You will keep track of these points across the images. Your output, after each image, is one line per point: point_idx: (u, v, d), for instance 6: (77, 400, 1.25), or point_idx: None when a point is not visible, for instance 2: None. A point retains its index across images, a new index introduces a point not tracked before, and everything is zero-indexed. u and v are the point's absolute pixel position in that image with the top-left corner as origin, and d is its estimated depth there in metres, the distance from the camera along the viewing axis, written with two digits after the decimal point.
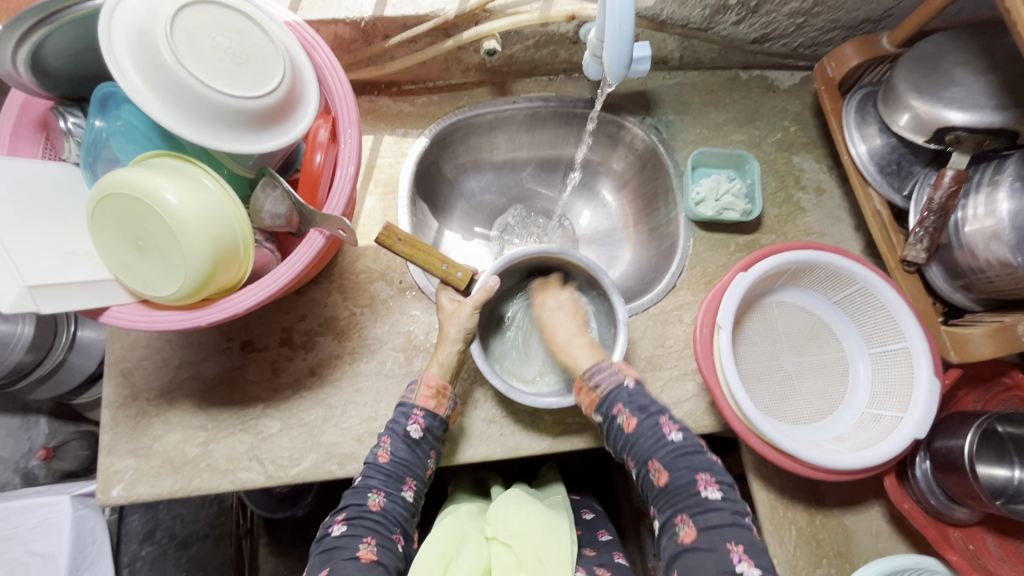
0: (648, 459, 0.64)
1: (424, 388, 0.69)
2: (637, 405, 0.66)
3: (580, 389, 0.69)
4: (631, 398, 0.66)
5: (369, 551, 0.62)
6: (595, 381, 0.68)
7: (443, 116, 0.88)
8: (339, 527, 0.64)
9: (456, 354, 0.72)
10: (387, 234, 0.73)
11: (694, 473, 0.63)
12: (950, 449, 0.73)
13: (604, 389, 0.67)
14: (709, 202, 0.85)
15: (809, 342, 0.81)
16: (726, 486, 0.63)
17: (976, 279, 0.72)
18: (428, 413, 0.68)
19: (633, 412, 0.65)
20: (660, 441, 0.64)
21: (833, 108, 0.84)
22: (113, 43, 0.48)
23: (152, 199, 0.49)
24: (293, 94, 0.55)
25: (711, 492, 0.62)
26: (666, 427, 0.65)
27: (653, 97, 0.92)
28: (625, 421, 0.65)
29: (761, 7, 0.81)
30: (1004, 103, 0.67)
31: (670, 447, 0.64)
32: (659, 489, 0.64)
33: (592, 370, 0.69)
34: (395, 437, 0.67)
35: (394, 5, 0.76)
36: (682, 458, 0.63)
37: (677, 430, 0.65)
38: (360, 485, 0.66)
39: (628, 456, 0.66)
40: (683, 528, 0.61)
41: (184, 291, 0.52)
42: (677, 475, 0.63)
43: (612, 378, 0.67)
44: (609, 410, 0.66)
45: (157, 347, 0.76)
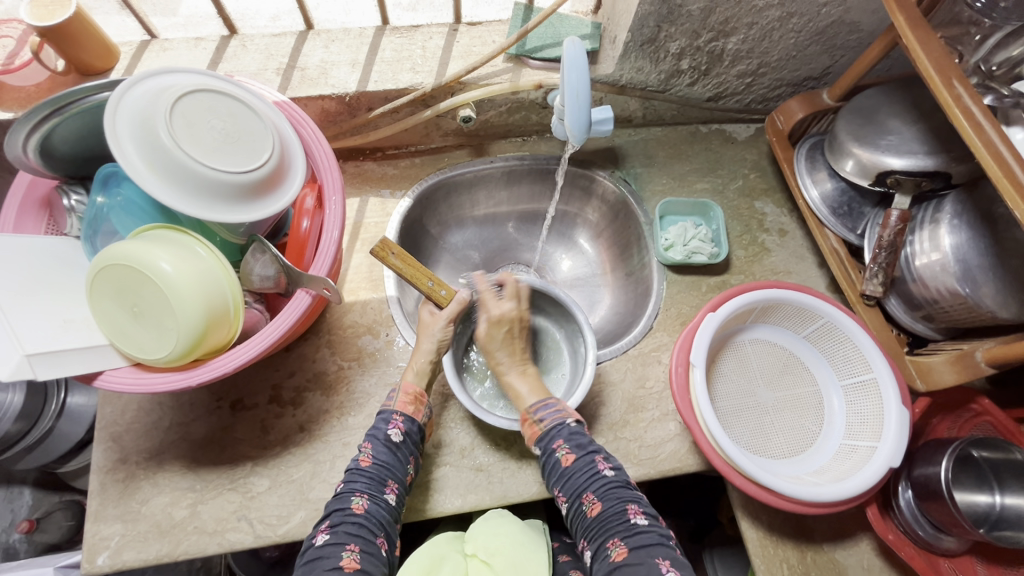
0: (582, 493, 0.67)
1: (401, 395, 0.73)
2: (575, 442, 0.69)
3: (524, 421, 0.72)
4: (571, 436, 0.70)
5: (352, 559, 0.61)
6: (540, 416, 0.71)
7: (425, 176, 0.95)
8: (322, 536, 0.63)
9: (429, 363, 0.75)
10: (382, 248, 0.75)
11: (624, 503, 0.65)
12: (928, 477, 0.74)
13: (546, 424, 0.71)
14: (678, 247, 0.90)
15: (783, 377, 0.83)
16: (652, 515, 0.65)
17: (932, 309, 0.77)
18: (407, 418, 0.71)
19: (571, 448, 0.68)
20: (595, 477, 0.67)
21: (785, 157, 0.91)
22: (117, 129, 0.53)
23: (147, 268, 0.53)
24: (282, 167, 0.60)
25: (639, 518, 0.64)
26: (601, 464, 0.68)
27: (621, 153, 0.99)
28: (563, 456, 0.68)
29: (711, 70, 0.89)
30: (935, 148, 0.73)
31: (605, 481, 0.67)
32: (594, 520, 0.65)
33: (536, 405, 0.73)
34: (376, 441, 0.69)
35: (376, 81, 0.83)
36: (616, 489, 0.66)
37: (611, 467, 0.68)
38: (342, 491, 0.66)
39: (564, 491, 0.68)
40: (615, 550, 0.62)
41: (176, 354, 0.54)
42: (609, 506, 0.65)
43: (555, 414, 0.71)
44: (550, 445, 0.69)
45: (148, 409, 0.77)
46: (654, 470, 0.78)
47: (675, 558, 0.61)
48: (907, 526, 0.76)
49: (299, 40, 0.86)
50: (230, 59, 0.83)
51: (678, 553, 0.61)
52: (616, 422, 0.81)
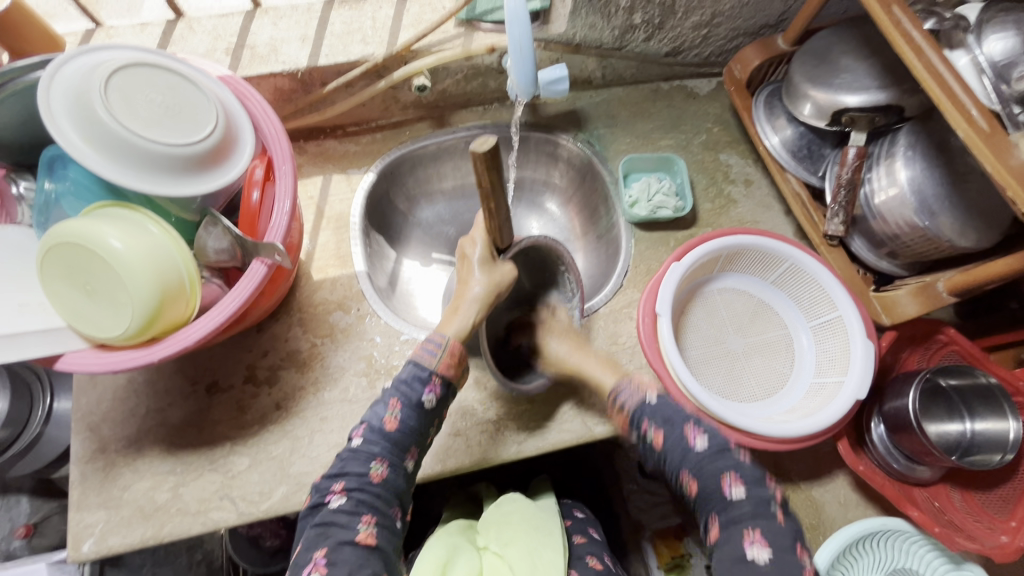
0: (677, 471, 0.64)
1: (445, 355, 0.69)
2: (661, 417, 0.67)
3: (612, 412, 0.72)
4: (654, 411, 0.68)
5: (368, 533, 0.60)
6: (621, 403, 0.70)
7: (388, 151, 0.94)
8: (338, 498, 0.62)
9: (475, 318, 0.73)
10: (480, 159, 0.55)
11: (719, 477, 0.61)
12: (898, 410, 0.74)
13: (629, 409, 0.69)
14: (642, 203, 0.90)
15: (754, 323, 0.84)
16: (752, 481, 0.61)
17: (894, 245, 0.77)
18: (445, 380, 0.69)
19: (658, 427, 0.66)
20: (688, 452, 0.64)
21: (744, 105, 0.91)
22: (52, 106, 0.53)
23: (97, 245, 0.53)
24: (228, 139, 0.60)
25: (736, 490, 0.60)
26: (692, 435, 0.64)
27: (583, 115, 0.98)
28: (653, 437, 0.66)
29: (665, 23, 0.88)
30: (887, 82, 0.74)
31: (697, 456, 0.63)
32: (693, 498, 0.63)
33: (615, 391, 0.72)
34: (407, 404, 0.67)
35: (327, 55, 0.82)
36: (708, 465, 0.62)
37: (701, 435, 0.64)
38: (362, 451, 0.64)
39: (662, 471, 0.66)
40: (710, 527, 0.61)
41: (132, 330, 0.54)
42: (705, 481, 0.62)
43: (634, 394, 0.70)
44: (637, 428, 0.68)
45: (123, 398, 0.78)
46: None
47: (771, 526, 0.58)
48: (881, 459, 0.77)
49: (247, 18, 0.85)
50: (177, 42, 0.82)
51: (778, 523, 0.58)
52: None
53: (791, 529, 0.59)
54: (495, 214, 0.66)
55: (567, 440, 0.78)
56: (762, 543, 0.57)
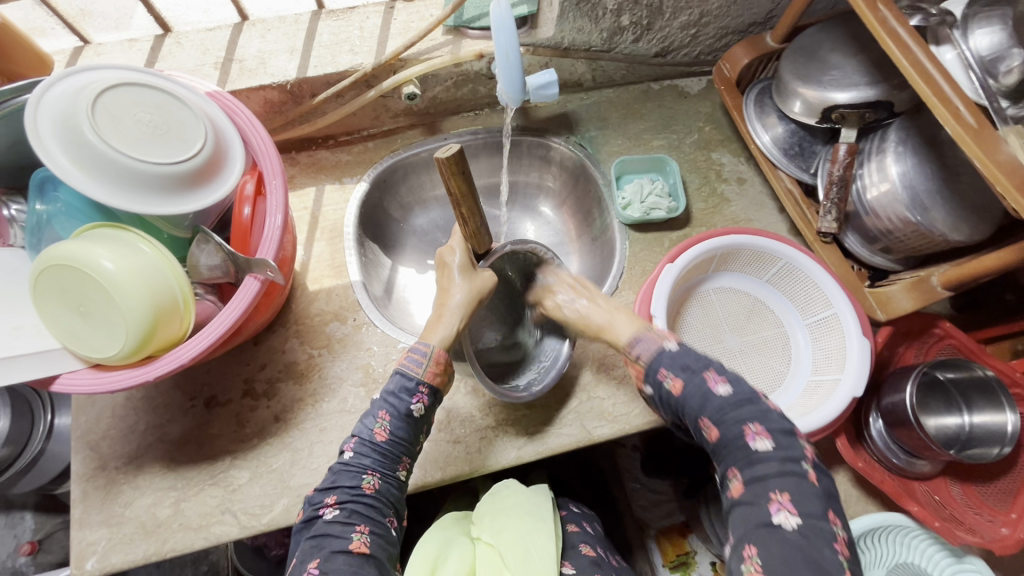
0: (697, 417, 0.61)
1: (431, 363, 0.69)
2: (680, 365, 0.64)
3: (626, 363, 0.69)
4: (673, 361, 0.65)
5: (361, 542, 0.61)
6: (638, 352, 0.68)
7: (380, 160, 0.95)
8: (331, 510, 0.62)
9: (458, 326, 0.73)
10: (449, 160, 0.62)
11: (740, 426, 0.58)
12: (895, 404, 0.74)
13: (646, 360, 0.67)
14: (635, 204, 0.90)
15: (750, 322, 0.85)
16: (781, 434, 0.57)
17: (888, 240, 0.77)
18: (432, 390, 0.69)
19: (677, 375, 0.64)
20: (707, 399, 0.61)
21: (734, 104, 0.91)
22: (40, 129, 0.53)
23: (90, 267, 0.53)
24: (217, 155, 0.60)
25: (760, 442, 0.57)
26: (712, 381, 0.62)
27: (574, 118, 0.98)
28: (671, 385, 0.64)
29: (653, 24, 0.88)
30: (876, 78, 0.74)
31: (718, 402, 0.60)
32: (713, 445, 0.60)
33: (633, 342, 0.69)
34: (395, 415, 0.67)
35: (316, 66, 0.82)
36: (730, 410, 0.60)
37: (725, 383, 0.61)
38: (353, 464, 0.65)
39: (682, 419, 0.64)
40: (733, 482, 0.57)
41: (127, 350, 0.54)
42: (728, 429, 0.59)
43: (653, 345, 0.67)
44: (656, 377, 0.66)
45: (122, 415, 0.78)
46: (630, 425, 0.79)
47: (801, 487, 0.54)
48: (880, 455, 0.77)
49: (235, 32, 0.85)
50: (166, 57, 0.82)
51: (808, 481, 0.54)
52: (588, 382, 0.82)
53: (823, 492, 0.54)
54: (473, 216, 0.71)
55: (566, 444, 0.78)
56: (790, 508, 0.52)
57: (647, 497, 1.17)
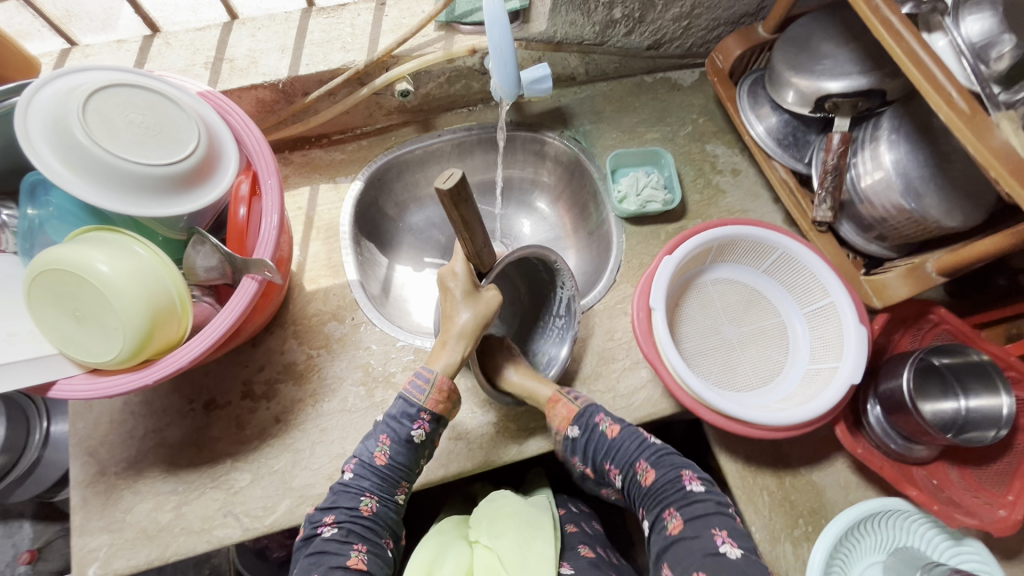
0: (634, 462, 0.72)
1: (434, 391, 0.69)
2: (617, 417, 0.75)
3: (555, 405, 0.73)
4: (610, 412, 0.76)
5: (359, 559, 0.64)
6: (573, 397, 0.75)
7: (374, 158, 0.94)
8: (329, 529, 0.64)
9: (463, 354, 0.72)
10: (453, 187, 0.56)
11: (676, 471, 0.71)
12: (892, 390, 0.75)
13: (582, 404, 0.74)
14: (631, 198, 0.90)
15: (748, 312, 0.85)
16: (708, 481, 0.70)
17: (883, 228, 0.78)
18: (434, 417, 0.69)
19: (614, 421, 0.74)
20: (643, 446, 0.73)
21: (728, 95, 0.91)
22: (29, 133, 0.52)
23: (85, 271, 0.52)
24: (211, 156, 0.59)
25: (694, 485, 0.70)
26: (646, 432, 0.75)
27: (568, 112, 0.98)
28: (608, 428, 0.74)
29: (645, 16, 0.88)
30: (868, 67, 0.74)
31: (653, 449, 0.73)
32: (648, 488, 0.71)
33: (569, 391, 0.76)
34: (396, 439, 0.68)
35: (307, 65, 0.81)
36: (665, 458, 0.73)
37: (654, 434, 0.75)
38: (352, 485, 0.66)
39: (615, 463, 0.73)
40: (672, 521, 0.68)
41: (125, 353, 0.54)
42: (663, 473, 0.71)
43: (586, 398, 0.76)
44: (591, 421, 0.74)
45: (120, 420, 0.77)
46: (631, 417, 0.79)
47: (730, 525, 0.66)
48: (878, 441, 0.78)
49: (225, 31, 0.84)
50: (155, 58, 0.81)
51: (737, 522, 0.66)
52: (589, 376, 0.82)
53: (746, 532, 0.66)
54: (471, 242, 0.66)
55: (567, 438, 0.78)
56: (730, 541, 0.63)
57: None
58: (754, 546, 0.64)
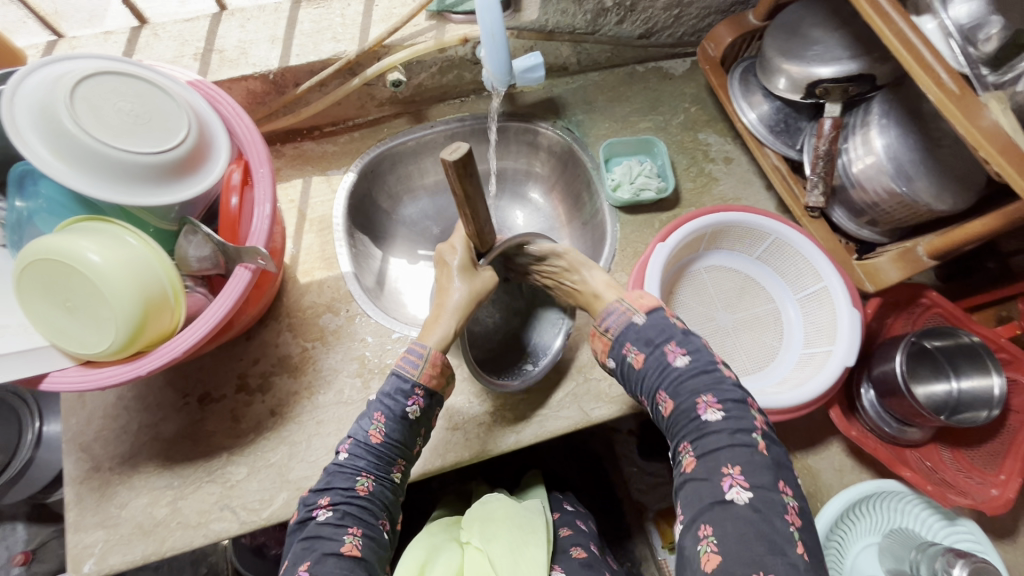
0: (655, 391, 0.66)
1: (428, 364, 0.69)
2: (643, 340, 0.68)
3: (593, 337, 0.73)
4: (639, 335, 0.68)
5: (353, 545, 0.61)
6: (606, 326, 0.71)
7: (367, 149, 0.94)
8: (324, 512, 0.63)
9: (457, 325, 0.73)
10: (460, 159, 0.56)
11: (694, 399, 0.63)
12: (886, 374, 0.75)
13: (614, 332, 0.70)
14: (625, 186, 0.90)
15: (742, 299, 0.86)
16: (730, 406, 0.61)
17: (874, 212, 0.78)
18: (428, 392, 0.69)
19: (640, 350, 0.67)
20: (666, 371, 0.65)
21: (719, 83, 0.91)
22: (16, 121, 0.51)
23: (75, 261, 0.52)
24: (202, 145, 0.59)
25: (711, 414, 0.61)
26: (671, 354, 0.66)
27: (560, 102, 0.98)
28: (634, 358, 0.67)
29: (636, 5, 0.88)
30: (858, 52, 0.74)
31: (675, 375, 0.65)
32: (669, 418, 0.64)
33: (603, 315, 0.72)
34: (391, 416, 0.67)
35: (298, 55, 0.81)
36: (686, 382, 0.64)
37: (683, 355, 0.65)
38: (346, 466, 0.65)
39: (638, 393, 0.67)
40: (686, 457, 0.61)
41: (118, 343, 0.53)
42: (682, 401, 0.63)
43: (621, 318, 0.70)
44: (620, 351, 0.69)
45: (114, 416, 0.76)
46: (627, 405, 0.79)
47: (751, 458, 0.58)
48: (872, 424, 0.78)
49: (213, 22, 0.83)
50: (143, 50, 0.80)
51: (755, 454, 0.58)
52: (585, 365, 0.82)
53: (770, 462, 0.58)
54: (472, 219, 0.68)
55: (564, 426, 0.78)
56: (741, 483, 0.56)
57: (644, 481, 1.16)
58: (770, 485, 0.56)
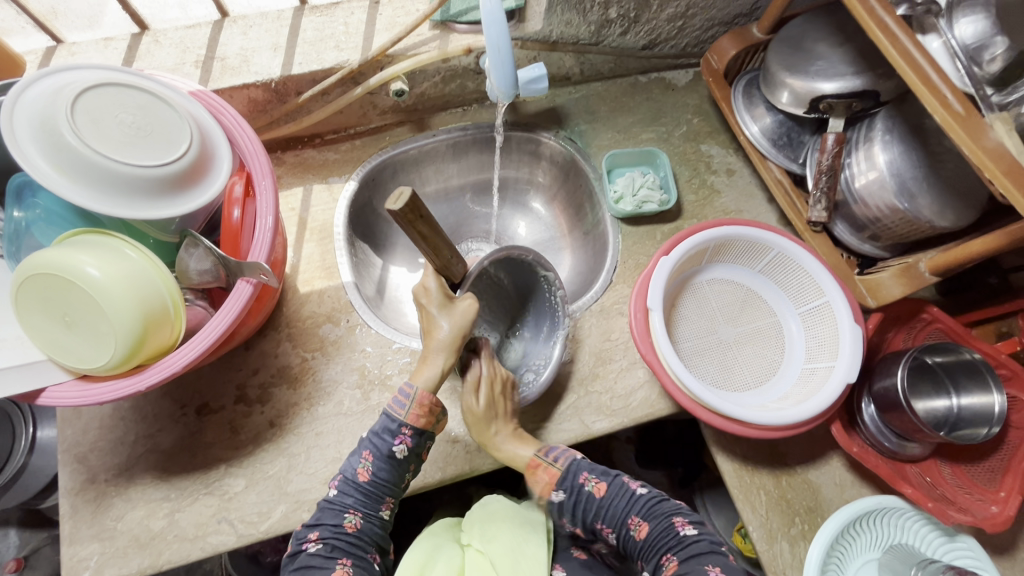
0: (625, 518, 0.69)
1: (416, 406, 0.68)
2: (600, 470, 0.72)
3: (535, 470, 0.71)
4: (591, 466, 0.72)
5: (345, 572, 0.63)
6: (552, 457, 0.72)
7: (368, 158, 0.93)
8: (314, 544, 0.64)
9: (443, 366, 0.71)
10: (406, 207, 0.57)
11: (669, 517, 0.68)
12: (887, 389, 0.75)
13: (563, 464, 0.71)
14: (627, 198, 0.89)
15: (743, 313, 0.85)
16: (698, 523, 0.68)
17: (876, 228, 0.78)
18: (416, 431, 0.68)
19: (599, 478, 0.71)
20: (632, 498, 0.70)
21: (723, 95, 0.91)
22: (16, 134, 0.51)
23: (75, 275, 0.51)
24: (204, 158, 0.58)
25: (687, 529, 0.66)
26: (630, 483, 0.71)
27: (563, 112, 0.98)
28: (594, 487, 0.70)
29: (641, 16, 0.88)
30: (862, 68, 0.74)
31: (642, 500, 0.70)
32: (641, 543, 0.67)
33: (547, 448, 0.73)
34: (378, 455, 0.67)
35: (301, 63, 0.80)
36: (656, 506, 0.69)
37: (641, 485, 0.72)
38: (335, 502, 0.66)
39: (603, 523, 0.70)
40: (668, 564, 0.64)
41: (117, 358, 0.53)
42: (656, 524, 0.67)
43: (567, 453, 0.73)
44: (574, 481, 0.70)
45: (110, 426, 0.76)
46: (628, 418, 0.79)
47: (726, 563, 0.63)
48: (872, 439, 0.78)
49: (215, 29, 0.83)
50: (143, 56, 0.80)
51: (730, 560, 0.63)
52: (586, 377, 0.81)
53: (742, 567, 0.63)
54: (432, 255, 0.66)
55: (565, 440, 0.78)
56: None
57: None
58: None
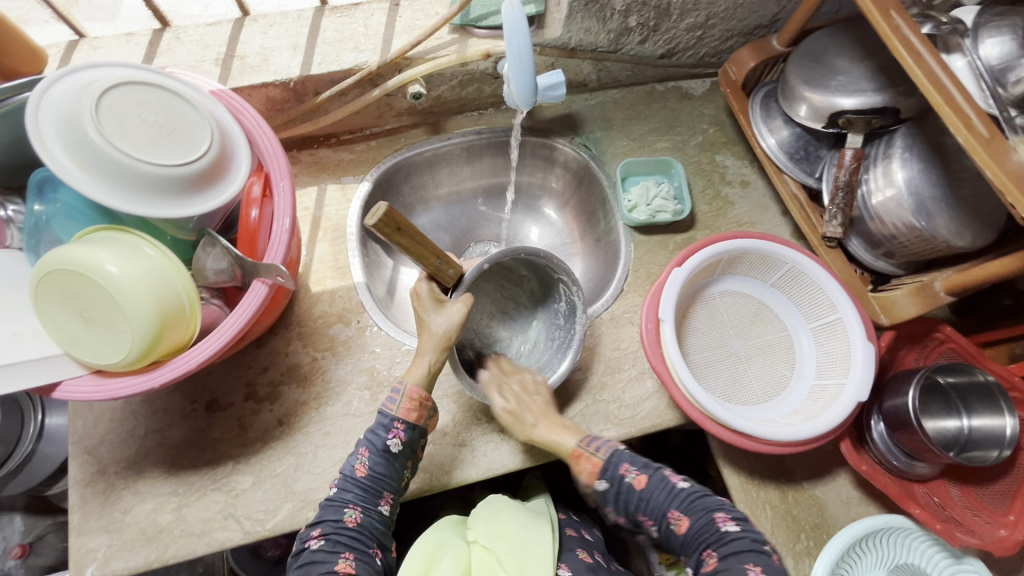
0: (665, 512, 0.66)
1: (406, 400, 0.69)
2: (640, 463, 0.69)
3: (579, 459, 0.70)
4: (633, 458, 0.69)
5: (347, 565, 0.63)
6: (594, 447, 0.70)
7: (383, 159, 0.93)
8: (316, 541, 0.64)
9: (432, 365, 0.69)
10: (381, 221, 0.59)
11: (710, 512, 0.65)
12: (898, 408, 0.75)
13: (605, 454, 0.69)
14: (641, 207, 0.89)
15: (754, 326, 0.85)
16: (741, 519, 0.65)
17: (892, 245, 0.78)
18: (409, 425, 0.69)
19: (640, 470, 0.68)
20: (672, 492, 0.67)
21: (740, 107, 0.91)
22: (40, 130, 0.51)
23: (93, 271, 0.52)
24: (223, 157, 0.58)
25: (728, 525, 0.64)
26: (671, 476, 0.68)
27: (579, 118, 0.98)
28: (635, 479, 0.67)
29: (660, 26, 0.88)
30: (883, 84, 0.74)
31: (683, 494, 0.66)
32: (683, 538, 0.65)
33: (587, 438, 0.71)
34: (374, 450, 0.67)
35: (320, 64, 0.81)
36: (697, 500, 0.66)
37: (682, 479, 0.68)
38: (334, 500, 0.66)
39: (645, 514, 0.67)
40: (709, 561, 0.63)
41: (133, 355, 0.53)
42: (697, 518, 0.65)
43: (609, 444, 0.71)
44: (616, 472, 0.68)
45: (121, 419, 0.76)
46: (635, 428, 0.79)
47: (766, 563, 0.61)
48: (881, 457, 0.77)
49: (235, 27, 0.83)
50: (164, 53, 0.80)
51: (772, 560, 0.61)
52: (595, 386, 0.81)
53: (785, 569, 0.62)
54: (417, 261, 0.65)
55: None
56: None
57: None
58: None
